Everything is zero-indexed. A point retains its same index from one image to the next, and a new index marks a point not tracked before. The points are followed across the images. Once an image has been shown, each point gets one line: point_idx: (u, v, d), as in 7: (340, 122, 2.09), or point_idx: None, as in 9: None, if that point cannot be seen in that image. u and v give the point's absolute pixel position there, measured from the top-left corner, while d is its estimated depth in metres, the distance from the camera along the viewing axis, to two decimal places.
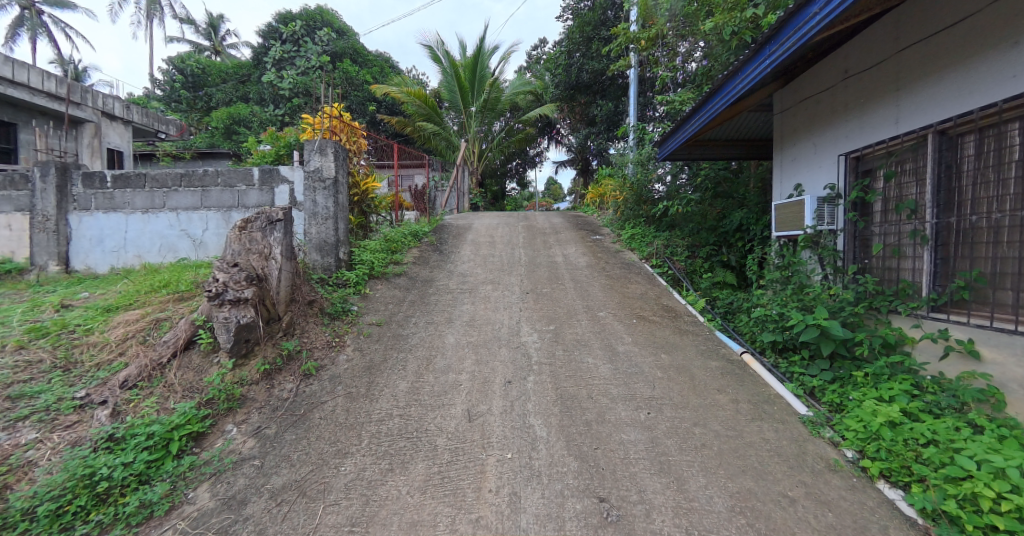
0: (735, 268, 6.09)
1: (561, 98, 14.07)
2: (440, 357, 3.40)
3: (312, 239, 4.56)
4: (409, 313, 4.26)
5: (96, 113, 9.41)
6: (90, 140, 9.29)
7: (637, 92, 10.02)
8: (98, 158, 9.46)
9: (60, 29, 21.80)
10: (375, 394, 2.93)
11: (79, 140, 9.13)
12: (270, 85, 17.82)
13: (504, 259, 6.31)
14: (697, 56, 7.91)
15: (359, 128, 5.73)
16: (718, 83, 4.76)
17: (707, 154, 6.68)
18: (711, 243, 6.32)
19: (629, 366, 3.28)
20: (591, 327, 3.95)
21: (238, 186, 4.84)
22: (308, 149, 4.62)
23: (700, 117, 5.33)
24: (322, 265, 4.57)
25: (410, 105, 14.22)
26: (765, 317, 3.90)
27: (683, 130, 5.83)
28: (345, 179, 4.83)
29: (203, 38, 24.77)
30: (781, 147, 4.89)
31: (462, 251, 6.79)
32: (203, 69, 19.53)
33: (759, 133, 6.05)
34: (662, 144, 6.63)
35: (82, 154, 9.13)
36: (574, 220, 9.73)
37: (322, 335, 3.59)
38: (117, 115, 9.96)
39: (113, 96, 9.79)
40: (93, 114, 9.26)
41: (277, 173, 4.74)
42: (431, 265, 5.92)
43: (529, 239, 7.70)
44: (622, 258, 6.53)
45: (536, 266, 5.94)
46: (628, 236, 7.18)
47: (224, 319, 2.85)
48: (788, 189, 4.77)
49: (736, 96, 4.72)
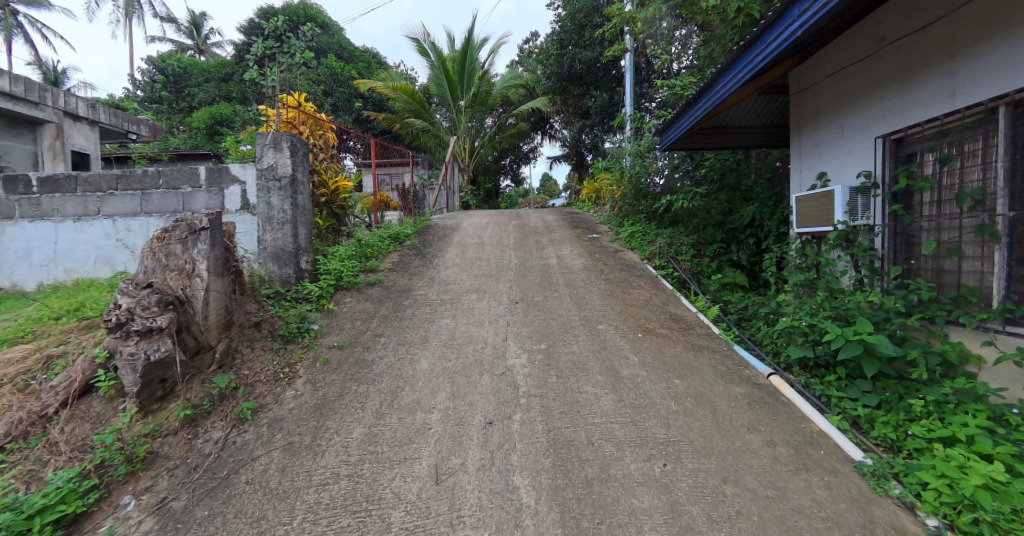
0: (745, 268, 5.61)
1: (553, 90, 13.47)
2: (409, 390, 2.81)
3: (266, 248, 3.97)
4: (378, 332, 3.67)
5: (56, 113, 8.66)
6: (51, 142, 8.62)
7: (632, 81, 9.37)
8: (60, 162, 8.80)
9: (35, 28, 21.18)
10: (321, 445, 2.35)
11: (39, 143, 8.42)
12: (253, 83, 17.22)
13: (492, 263, 5.72)
14: (695, 41, 7.43)
15: (324, 120, 5.09)
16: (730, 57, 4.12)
17: (712, 144, 6.09)
18: (718, 240, 5.80)
19: (636, 397, 2.72)
20: (590, 345, 3.39)
21: (183, 188, 4.22)
22: (259, 144, 4.01)
23: (708, 98, 4.72)
24: (279, 276, 3.98)
25: (398, 101, 13.67)
26: (789, 329, 3.37)
27: (687, 114, 5.22)
28: (305, 178, 4.23)
29: (184, 37, 24.06)
30: (799, 133, 4.31)
31: (447, 254, 6.22)
32: (184, 68, 18.94)
33: (769, 119, 5.49)
34: (662, 132, 6.02)
35: (42, 158, 8.47)
36: (569, 217, 9.19)
37: (268, 367, 3.00)
38: (81, 115, 9.27)
39: (75, 95, 9.07)
40: (54, 115, 8.54)
41: (226, 172, 4.14)
42: (410, 271, 5.33)
43: (520, 239, 7.14)
44: (621, 258, 5.99)
45: (527, 270, 5.37)
46: (627, 234, 6.64)
47: (129, 356, 2.32)
48: (807, 179, 4.20)
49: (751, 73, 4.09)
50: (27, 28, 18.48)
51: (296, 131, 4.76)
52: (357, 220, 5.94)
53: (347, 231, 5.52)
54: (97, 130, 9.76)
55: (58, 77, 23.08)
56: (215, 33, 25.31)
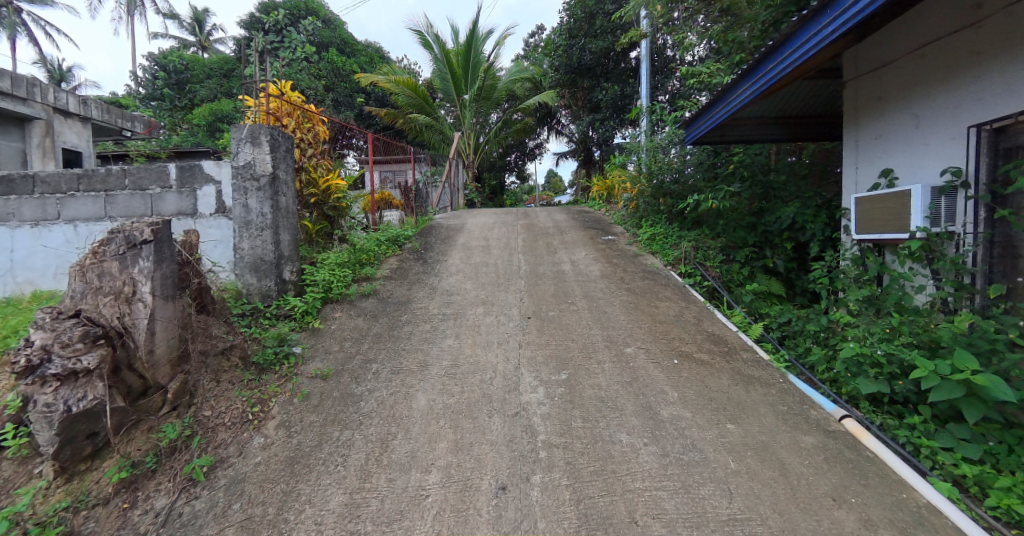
0: (781, 275, 5.17)
1: (561, 83, 12.88)
2: (402, 438, 2.30)
3: (243, 257, 3.48)
4: (370, 357, 3.15)
5: (46, 109, 7.97)
6: (41, 139, 7.87)
7: (648, 71, 8.80)
8: (51, 161, 8.08)
9: (37, 26, 20.85)
10: (290, 523, 1.85)
11: (28, 140, 7.67)
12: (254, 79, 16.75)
13: (500, 270, 5.20)
14: (704, 28, 6.82)
15: (312, 111, 4.57)
16: (788, 31, 3.56)
17: (743, 136, 5.52)
18: (750, 244, 5.32)
19: (683, 451, 2.21)
20: (618, 376, 2.87)
21: (151, 189, 3.72)
22: (234, 138, 3.50)
23: (755, 80, 4.17)
24: (258, 289, 3.49)
25: (399, 96, 13.15)
26: (857, 358, 2.84)
27: (725, 102, 4.63)
28: (287, 176, 3.73)
29: (187, 34, 23.66)
30: (857, 124, 3.76)
31: (450, 259, 5.70)
32: (185, 65, 18.53)
33: (812, 109, 4.92)
34: (690, 124, 5.45)
35: (32, 157, 7.72)
36: (581, 217, 8.64)
37: (235, 406, 2.49)
38: (73, 112, 8.59)
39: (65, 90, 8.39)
40: (43, 111, 7.83)
41: (198, 171, 3.63)
42: (410, 279, 4.82)
43: (530, 241, 6.61)
44: (642, 264, 5.46)
45: (539, 279, 4.85)
46: (646, 237, 6.10)
47: (43, 408, 1.83)
48: (867, 176, 3.66)
49: (809, 50, 3.52)
50: (29, 25, 17.99)
51: (280, 123, 4.24)
52: (353, 220, 5.45)
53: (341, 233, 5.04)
54: (89, 127, 9.14)
55: (64, 76, 22.76)
56: (218, 29, 24.79)
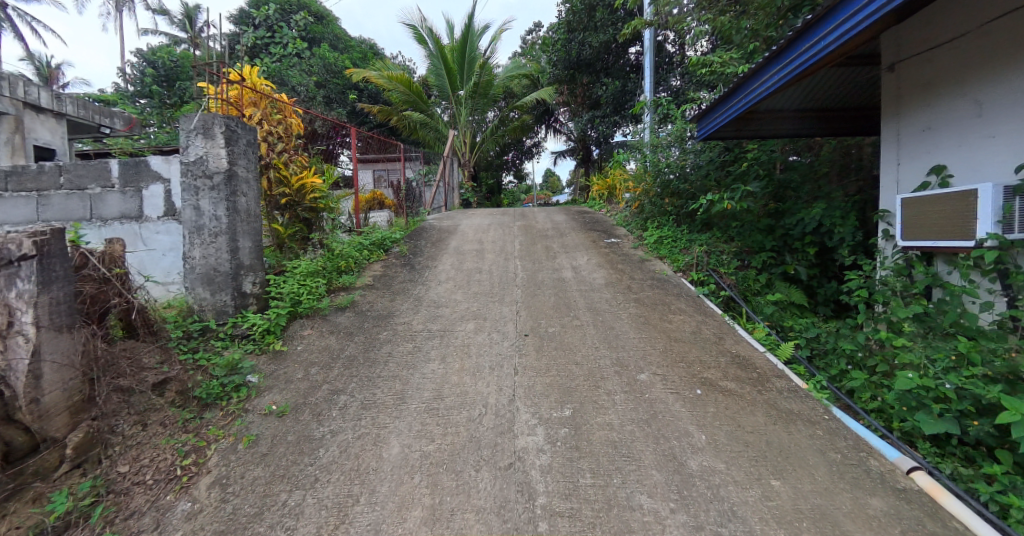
0: (802, 283, 4.72)
1: (559, 78, 12.40)
2: (366, 504, 1.84)
3: (194, 268, 3.00)
4: (338, 387, 2.68)
5: (15, 104, 7.29)
6: (10, 135, 7.17)
7: (651, 64, 8.33)
8: (22, 158, 7.36)
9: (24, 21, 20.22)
10: None
11: None
12: None
13: (494, 277, 4.72)
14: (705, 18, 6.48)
15: (283, 101, 4.09)
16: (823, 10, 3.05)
17: (759, 131, 5.05)
18: (768, 249, 4.86)
19: (719, 521, 1.76)
20: (631, 412, 2.41)
21: (90, 189, 3.22)
22: (183, 129, 3.00)
23: (779, 69, 3.65)
24: (211, 305, 3.02)
25: (392, 92, 12.71)
26: (916, 391, 2.41)
27: (747, 91, 4.07)
28: (247, 173, 3.24)
29: (178, 29, 23.03)
30: (898, 115, 3.31)
31: (441, 265, 5.22)
32: (173, 61, 17.94)
33: (837, 99, 4.46)
34: (703, 117, 4.91)
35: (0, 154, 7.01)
36: (581, 217, 8.17)
37: (162, 456, 2.06)
38: (46, 107, 7.90)
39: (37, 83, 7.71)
40: (14, 104, 7.15)
41: (143, 167, 3.14)
42: (394, 289, 4.35)
43: (527, 245, 6.14)
44: (650, 270, 5.00)
45: (538, 288, 4.38)
46: (653, 240, 5.64)
47: None
48: (912, 174, 3.20)
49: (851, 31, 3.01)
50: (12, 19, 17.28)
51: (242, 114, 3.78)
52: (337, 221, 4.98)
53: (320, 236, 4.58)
54: (64, 123, 8.36)
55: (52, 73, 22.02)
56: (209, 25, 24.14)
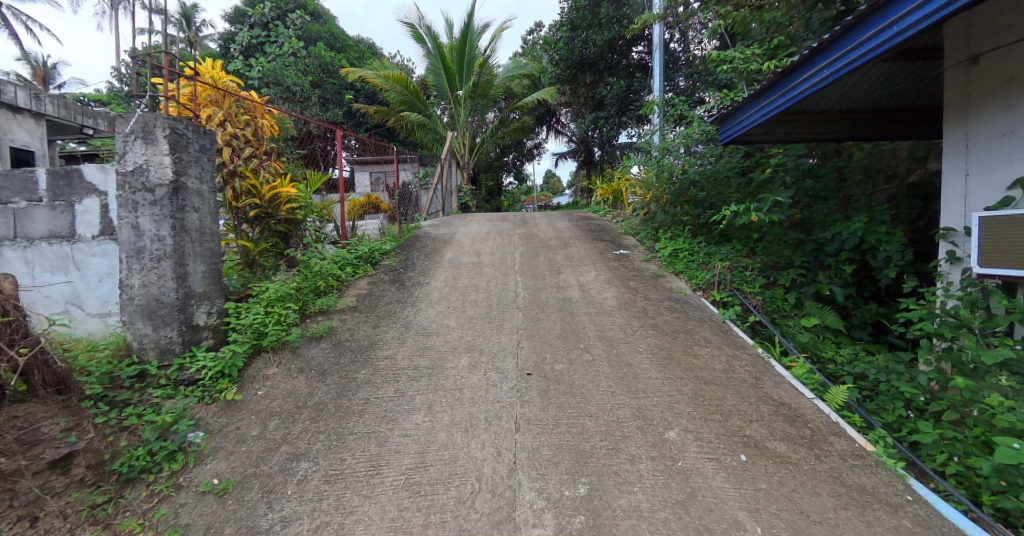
0: (836, 303, 4.25)
1: (561, 78, 11.94)
2: None
3: (134, 298, 2.51)
4: (302, 449, 2.20)
5: None
6: None
7: (659, 62, 7.84)
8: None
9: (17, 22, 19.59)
10: None
11: None
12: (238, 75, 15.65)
13: (493, 296, 4.24)
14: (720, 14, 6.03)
15: (252, 100, 3.59)
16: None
17: (788, 134, 4.54)
18: (797, 265, 4.38)
19: None
20: (663, 491, 1.94)
21: (14, 204, 2.76)
22: (119, 134, 2.51)
23: (830, 63, 3.12)
24: (154, 342, 2.53)
25: (389, 92, 12.22)
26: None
27: (788, 87, 3.53)
28: (200, 185, 2.75)
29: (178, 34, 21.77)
30: (967, 118, 2.83)
31: (433, 280, 4.74)
32: None
33: (880, 99, 3.96)
34: (728, 118, 4.36)
35: None
36: (585, 225, 7.69)
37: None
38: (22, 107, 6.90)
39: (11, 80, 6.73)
40: None
41: (77, 178, 2.70)
42: (379, 311, 3.86)
43: (529, 256, 5.65)
44: (666, 287, 4.52)
45: (541, 310, 3.89)
46: (668, 252, 5.15)
47: None
48: (983, 188, 2.74)
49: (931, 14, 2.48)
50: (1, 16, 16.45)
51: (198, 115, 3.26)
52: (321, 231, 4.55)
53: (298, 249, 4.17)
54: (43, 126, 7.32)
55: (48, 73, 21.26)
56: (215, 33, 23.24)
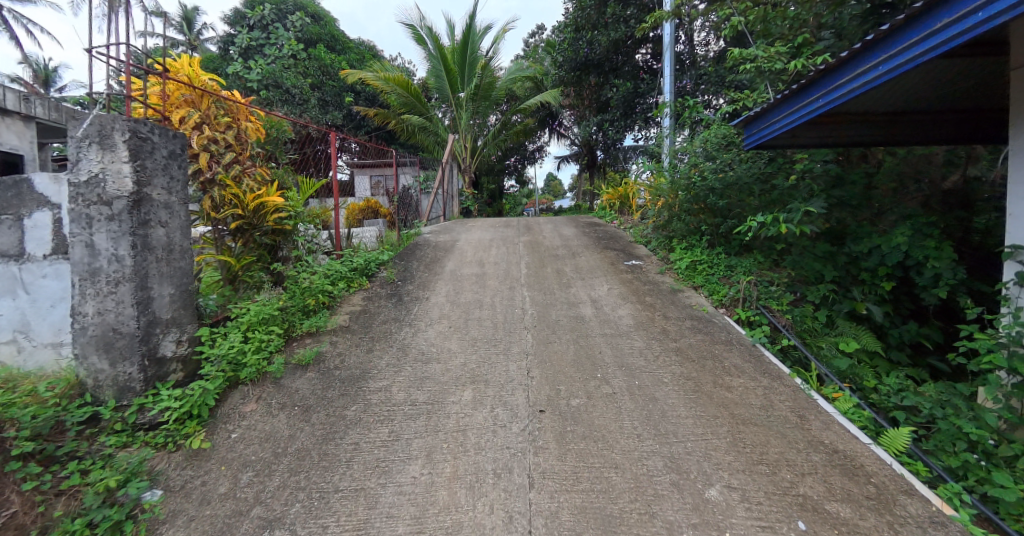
0: (870, 322, 3.92)
1: (565, 80, 11.63)
2: None
3: (90, 328, 2.18)
4: (279, 513, 1.89)
5: None
6: None
7: (669, 62, 7.51)
8: None
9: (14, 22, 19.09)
10: None
11: None
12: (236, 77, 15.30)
13: (498, 314, 3.90)
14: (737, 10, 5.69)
15: (233, 100, 3.26)
16: None
17: (820, 138, 4.18)
18: (828, 280, 4.05)
19: None
20: None
21: None
22: (71, 138, 2.18)
23: (888, 58, 2.74)
24: (112, 379, 2.20)
25: (389, 94, 11.89)
26: None
27: (832, 87, 3.19)
28: (167, 196, 2.41)
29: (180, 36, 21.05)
30: None
31: (433, 294, 4.40)
32: None
33: (925, 98, 3.60)
34: (758, 121, 4.02)
35: None
36: (593, 232, 7.34)
37: None
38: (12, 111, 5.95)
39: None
40: None
41: (26, 189, 2.45)
42: (375, 331, 3.53)
43: (536, 267, 5.31)
44: (685, 303, 4.18)
45: (551, 331, 3.55)
46: (685, 264, 4.81)
47: None
48: None
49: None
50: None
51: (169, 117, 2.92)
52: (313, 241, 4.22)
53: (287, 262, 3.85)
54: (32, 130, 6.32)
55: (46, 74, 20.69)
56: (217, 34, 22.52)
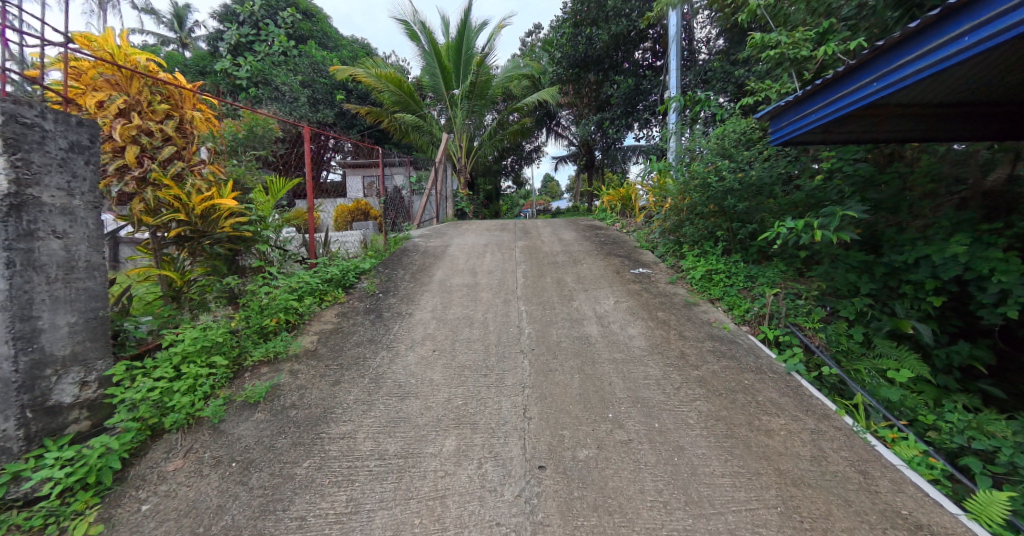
0: (914, 342, 3.44)
1: (563, 78, 11.15)
2: None
3: None
4: None
5: None
6: None
7: (676, 57, 7.00)
8: None
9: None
10: None
11: None
12: (225, 73, 14.68)
13: (490, 333, 3.39)
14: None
15: (187, 88, 2.78)
16: None
17: (856, 133, 3.67)
18: (865, 295, 3.56)
19: None
20: None
21: None
22: None
23: (986, 23, 2.21)
24: None
25: (382, 92, 11.36)
26: None
27: (894, 67, 2.65)
28: (64, 198, 1.99)
29: (169, 30, 20.17)
30: None
31: (417, 309, 3.88)
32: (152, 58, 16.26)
33: (986, 86, 3.10)
34: (789, 112, 3.46)
35: None
36: (595, 236, 6.85)
37: None
38: None
39: None
40: None
41: None
42: (344, 355, 3.02)
43: (534, 276, 4.81)
44: (703, 319, 3.69)
45: (551, 356, 3.04)
46: (700, 273, 4.32)
47: None
48: None
49: None
50: None
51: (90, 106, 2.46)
52: (281, 248, 3.72)
53: (245, 273, 3.35)
54: None
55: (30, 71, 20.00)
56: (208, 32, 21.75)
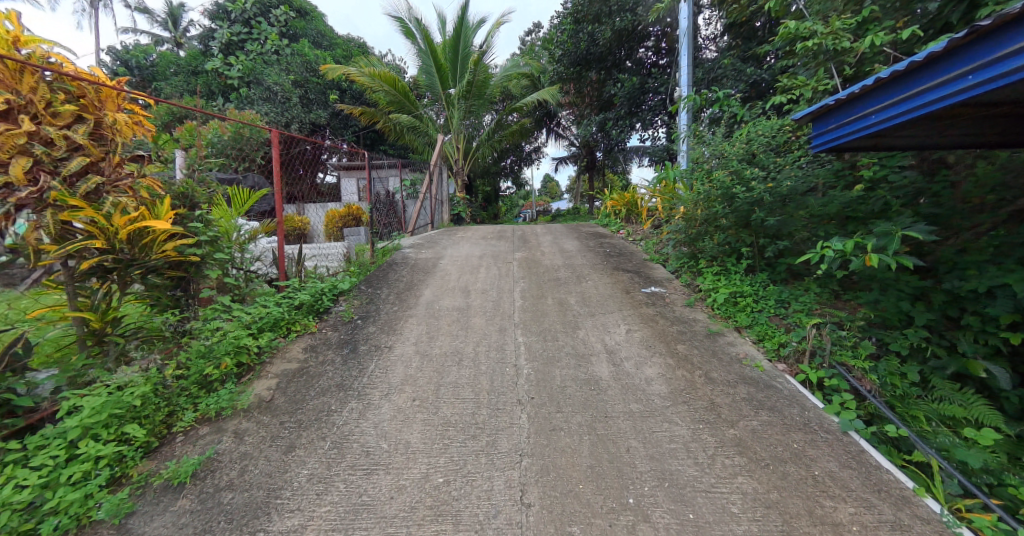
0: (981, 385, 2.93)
1: (564, 76, 10.62)
2: None
3: None
4: None
5: None
6: None
7: (689, 52, 6.44)
8: None
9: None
10: None
11: None
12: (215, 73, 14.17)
13: (482, 375, 2.86)
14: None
15: (108, 89, 2.32)
16: None
17: (913, 138, 3.10)
18: (922, 327, 3.04)
19: None
20: None
21: None
22: None
23: None
24: None
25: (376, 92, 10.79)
26: None
27: (1003, 54, 2.06)
28: None
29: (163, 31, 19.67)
30: None
31: (398, 341, 3.35)
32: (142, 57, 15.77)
33: None
34: (840, 110, 2.86)
35: None
36: (601, 247, 6.31)
37: None
38: None
39: None
40: None
41: None
42: (304, 407, 2.49)
43: (535, 297, 4.28)
44: (732, 353, 3.16)
45: (554, 408, 2.51)
46: (723, 296, 3.80)
47: None
48: None
49: None
50: None
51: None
52: (243, 273, 3.18)
53: (192, 305, 2.83)
54: None
55: None
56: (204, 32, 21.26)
